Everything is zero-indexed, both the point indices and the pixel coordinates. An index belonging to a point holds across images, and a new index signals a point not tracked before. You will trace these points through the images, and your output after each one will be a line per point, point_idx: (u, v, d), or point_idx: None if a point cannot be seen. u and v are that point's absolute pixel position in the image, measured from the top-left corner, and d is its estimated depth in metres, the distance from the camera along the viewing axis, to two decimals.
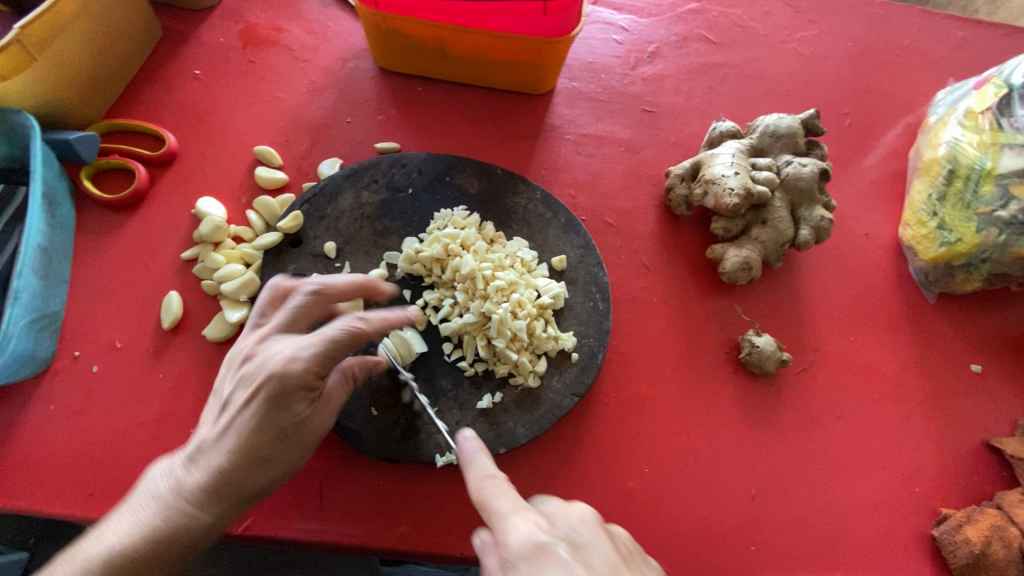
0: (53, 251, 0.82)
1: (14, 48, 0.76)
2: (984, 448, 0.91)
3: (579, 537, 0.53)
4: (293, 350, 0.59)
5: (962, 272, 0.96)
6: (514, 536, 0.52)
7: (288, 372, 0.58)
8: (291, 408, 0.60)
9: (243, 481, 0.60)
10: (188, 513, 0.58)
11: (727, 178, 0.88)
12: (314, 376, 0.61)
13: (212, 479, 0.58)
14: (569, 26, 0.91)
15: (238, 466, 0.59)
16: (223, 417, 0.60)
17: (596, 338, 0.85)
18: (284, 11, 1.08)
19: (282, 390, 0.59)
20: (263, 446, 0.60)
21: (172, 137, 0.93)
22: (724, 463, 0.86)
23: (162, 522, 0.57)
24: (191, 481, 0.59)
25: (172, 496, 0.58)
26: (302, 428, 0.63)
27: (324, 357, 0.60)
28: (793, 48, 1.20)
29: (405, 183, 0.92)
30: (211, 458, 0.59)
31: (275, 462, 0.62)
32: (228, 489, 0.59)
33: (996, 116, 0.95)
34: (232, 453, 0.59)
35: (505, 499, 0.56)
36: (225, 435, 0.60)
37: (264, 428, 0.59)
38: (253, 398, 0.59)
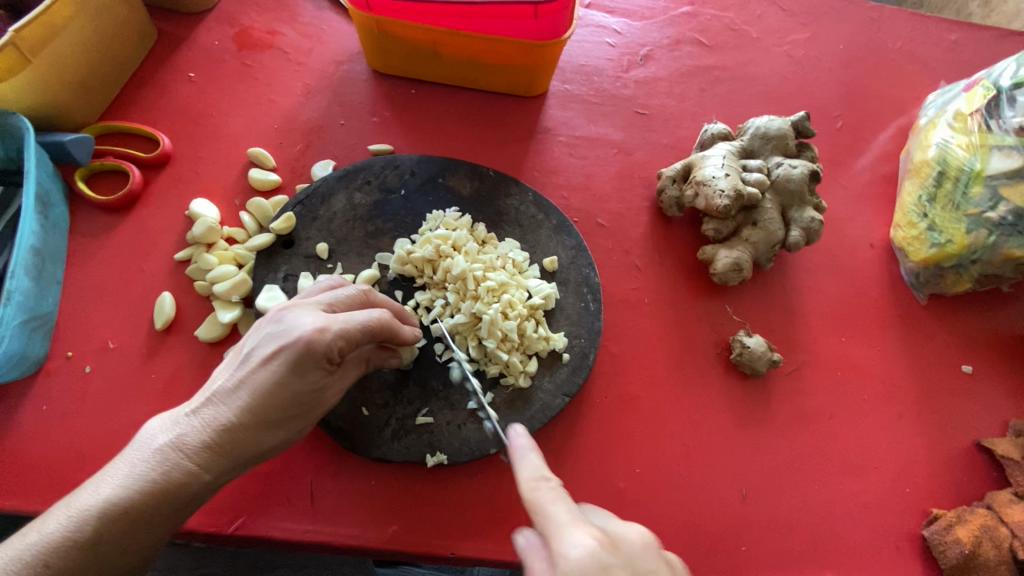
0: (47, 252, 0.82)
1: (10, 51, 0.77)
2: (974, 448, 0.92)
3: (640, 563, 0.52)
4: (323, 322, 0.62)
5: (953, 273, 0.96)
6: (576, 548, 0.51)
7: (320, 341, 0.60)
8: (309, 377, 0.61)
9: (249, 443, 0.60)
10: (189, 466, 0.57)
11: (717, 180, 0.89)
12: (337, 351, 0.63)
13: (222, 435, 0.58)
14: (561, 30, 0.92)
15: (249, 427, 0.60)
16: (237, 375, 0.60)
17: (588, 338, 0.86)
18: (279, 14, 1.09)
19: (306, 358, 0.60)
20: (275, 410, 0.61)
21: (167, 139, 0.94)
22: (715, 463, 0.86)
23: (163, 471, 0.56)
24: (198, 433, 0.58)
25: (178, 445, 0.57)
26: (315, 399, 0.64)
27: (350, 335, 0.63)
28: (785, 50, 1.21)
29: (398, 184, 0.92)
30: (221, 414, 0.59)
31: (282, 430, 0.62)
32: (233, 447, 0.59)
33: (985, 117, 0.94)
34: (245, 413, 0.59)
35: (562, 508, 0.55)
36: (238, 393, 0.60)
37: (280, 392, 0.60)
38: (276, 360, 0.60)
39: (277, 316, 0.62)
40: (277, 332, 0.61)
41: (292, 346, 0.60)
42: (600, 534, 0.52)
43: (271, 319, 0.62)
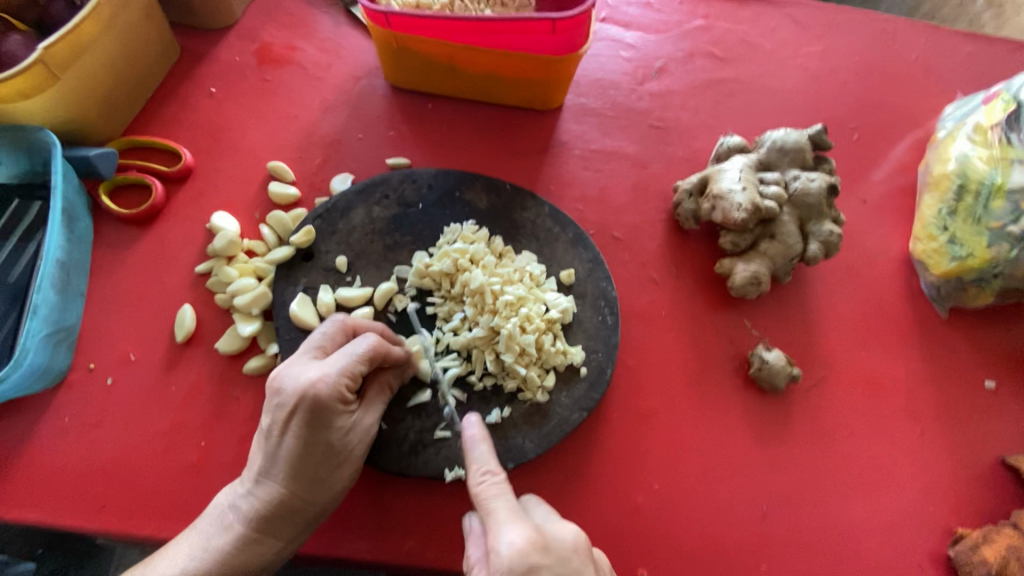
0: (71, 265, 0.83)
1: (38, 68, 0.78)
2: (999, 465, 0.90)
3: (569, 564, 0.57)
4: (319, 373, 0.63)
5: (974, 286, 0.96)
6: (506, 544, 0.57)
7: (317, 393, 0.62)
8: (329, 426, 0.64)
9: (302, 500, 0.65)
10: (258, 537, 0.64)
11: (735, 194, 0.89)
12: (345, 392, 0.65)
13: (275, 502, 0.63)
14: (577, 44, 0.92)
15: (295, 488, 0.64)
16: (266, 444, 0.64)
17: (605, 353, 0.86)
18: (298, 30, 1.10)
19: (317, 411, 0.62)
20: (312, 466, 0.64)
21: (188, 154, 0.95)
22: (734, 478, 0.85)
23: (238, 544, 0.63)
24: (254, 507, 0.64)
25: (241, 522, 0.63)
26: (347, 444, 0.66)
27: (351, 373, 0.65)
28: (800, 63, 1.21)
29: (416, 199, 0.93)
30: (267, 485, 0.64)
31: (328, 478, 0.66)
32: (291, 509, 0.64)
33: (1005, 131, 0.94)
34: (286, 478, 0.63)
35: (503, 506, 0.61)
36: (275, 461, 0.64)
37: (308, 449, 0.63)
38: (291, 423, 0.62)
39: (276, 380, 0.64)
40: (280, 396, 0.63)
41: (297, 406, 0.62)
42: (534, 534, 0.58)
43: (271, 385, 0.64)
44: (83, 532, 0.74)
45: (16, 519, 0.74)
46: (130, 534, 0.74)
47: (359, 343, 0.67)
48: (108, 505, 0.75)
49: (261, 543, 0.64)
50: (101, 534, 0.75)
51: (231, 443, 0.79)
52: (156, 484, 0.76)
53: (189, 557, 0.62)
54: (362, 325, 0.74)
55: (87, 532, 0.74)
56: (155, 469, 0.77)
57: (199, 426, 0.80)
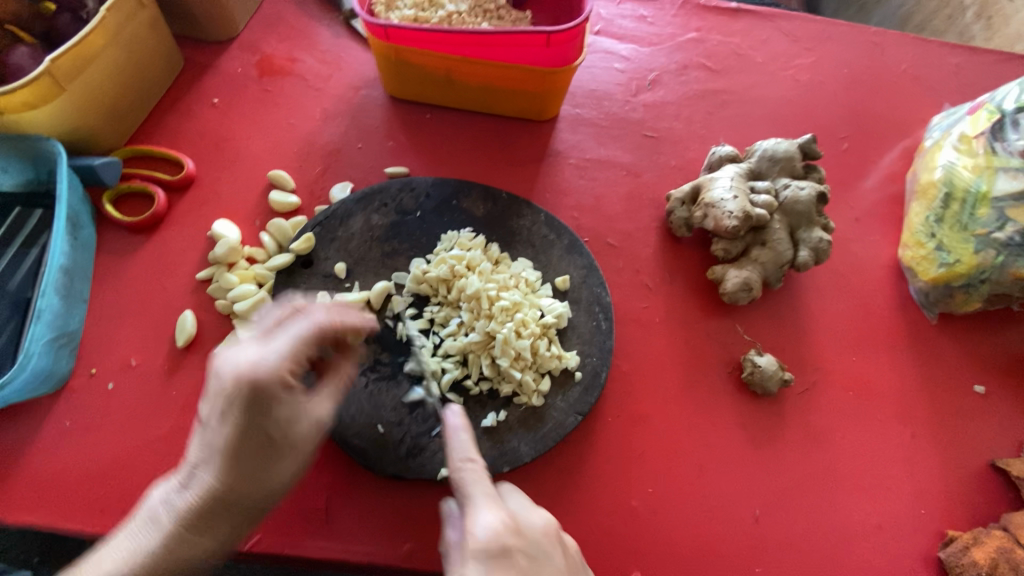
0: (75, 272, 0.85)
1: (44, 80, 0.80)
2: (989, 468, 0.91)
3: (538, 548, 0.59)
4: (255, 358, 0.56)
5: (962, 293, 0.97)
6: (482, 526, 0.58)
7: (251, 381, 0.55)
8: (269, 413, 0.57)
9: (241, 492, 0.59)
10: (191, 533, 0.59)
11: (726, 202, 0.91)
12: (287, 379, 0.57)
13: (210, 495, 0.58)
14: (571, 56, 0.95)
15: (232, 481, 0.58)
16: (204, 434, 0.59)
17: (599, 357, 0.87)
18: (299, 42, 1.13)
19: (251, 399, 0.55)
20: (250, 459, 0.58)
21: (190, 163, 0.97)
22: (728, 482, 0.86)
23: (168, 543, 0.58)
24: (188, 502, 0.59)
25: (174, 518, 0.59)
26: (289, 434, 0.60)
27: (296, 357, 0.58)
28: (790, 74, 1.24)
29: (413, 206, 0.95)
30: (203, 477, 0.59)
31: (269, 471, 0.61)
32: (227, 503, 0.59)
33: (989, 140, 0.96)
34: (220, 470, 0.58)
35: (481, 490, 0.62)
36: (211, 453, 0.58)
37: (245, 439, 0.57)
38: (224, 411, 0.56)
39: (214, 361, 0.58)
40: (215, 381, 0.57)
41: (229, 393, 0.55)
42: (508, 518, 0.60)
43: (208, 368, 0.58)
44: (84, 536, 0.75)
45: (16, 523, 0.75)
46: None
47: (303, 327, 0.60)
48: (108, 509, 0.76)
49: (191, 544, 0.59)
50: (101, 538, 0.75)
51: None
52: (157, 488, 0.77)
53: (118, 560, 0.57)
54: (315, 306, 0.66)
55: (88, 536, 0.75)
56: (156, 473, 0.78)
57: None
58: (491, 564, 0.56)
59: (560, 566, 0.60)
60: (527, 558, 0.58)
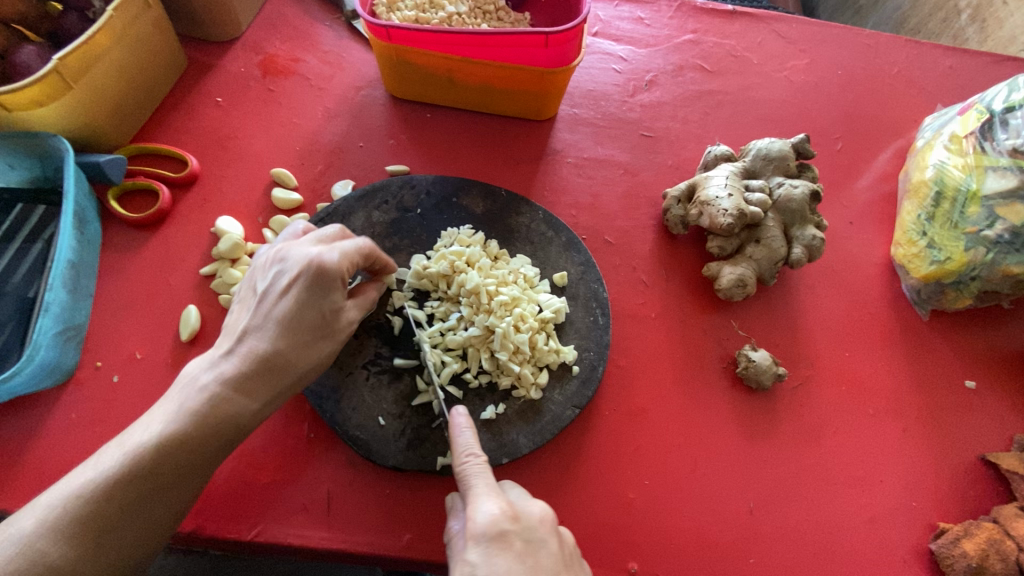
0: (81, 266, 0.86)
1: (52, 77, 0.82)
2: (980, 462, 0.93)
3: (535, 534, 0.61)
4: (325, 249, 0.68)
5: (953, 289, 0.99)
6: (482, 513, 0.60)
7: (324, 261, 0.67)
8: (327, 295, 0.68)
9: (285, 363, 0.66)
10: (236, 395, 0.63)
11: (721, 200, 0.92)
12: (347, 272, 0.69)
13: (259, 359, 0.65)
14: (569, 56, 0.96)
15: (281, 350, 0.66)
16: (261, 306, 0.67)
17: (596, 352, 0.88)
18: (301, 43, 1.14)
19: (320, 277, 0.67)
20: (299, 332, 0.67)
21: (194, 160, 0.99)
22: (723, 475, 0.88)
23: (215, 399, 0.62)
24: (235, 366, 0.64)
25: (221, 378, 0.63)
26: (335, 320, 0.70)
27: (355, 256, 0.70)
28: (785, 76, 1.26)
29: (414, 204, 0.96)
30: (254, 343, 0.66)
31: (310, 350, 0.68)
32: (270, 369, 0.65)
33: (979, 140, 0.98)
34: (274, 337, 0.66)
35: (481, 480, 0.64)
36: (264, 323, 0.66)
37: (303, 313, 0.67)
38: (293, 286, 0.67)
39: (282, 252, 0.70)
40: (285, 266, 0.68)
41: (303, 271, 0.66)
42: (506, 505, 0.61)
43: (277, 255, 0.70)
44: None
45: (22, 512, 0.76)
46: None
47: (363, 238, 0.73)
48: None
49: (236, 400, 0.63)
50: None
51: None
52: None
53: (165, 421, 0.60)
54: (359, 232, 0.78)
55: None
56: None
57: None
58: (490, 549, 0.58)
59: (558, 554, 0.61)
60: (524, 543, 0.59)
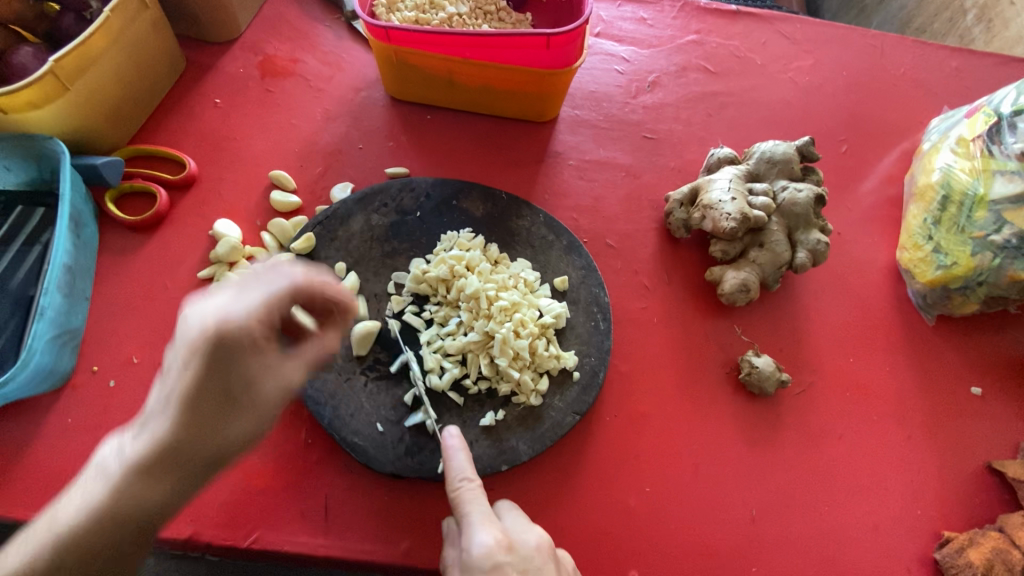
0: (78, 270, 0.86)
1: (48, 79, 0.81)
2: (986, 470, 0.91)
3: (532, 564, 0.61)
4: (229, 305, 0.54)
5: (959, 295, 0.98)
6: (476, 545, 0.61)
7: (225, 321, 0.52)
8: (238, 362, 0.53)
9: (197, 446, 0.54)
10: (141, 484, 0.52)
11: (724, 204, 0.91)
12: (258, 330, 0.54)
13: (163, 445, 0.53)
14: (571, 58, 0.95)
15: (188, 433, 0.53)
16: (164, 377, 0.54)
17: (597, 357, 0.87)
18: (301, 43, 1.13)
19: (223, 341, 0.52)
20: (208, 410, 0.53)
21: (192, 162, 0.98)
22: (725, 482, 0.87)
23: (115, 492, 0.52)
24: (139, 451, 0.53)
25: (123, 466, 0.52)
26: (254, 388, 0.56)
27: (268, 306, 0.55)
28: (789, 77, 1.24)
29: (414, 207, 0.95)
30: (157, 424, 0.53)
31: (226, 426, 0.55)
32: (178, 456, 0.53)
33: (987, 143, 0.97)
34: (178, 418, 0.53)
35: (476, 508, 0.64)
36: (167, 400, 0.53)
37: (209, 386, 0.53)
38: (191, 354, 0.52)
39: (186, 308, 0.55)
40: (183, 328, 0.54)
41: (200, 336, 0.52)
42: (501, 536, 0.62)
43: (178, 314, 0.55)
44: None
45: (16, 518, 0.75)
46: None
47: (280, 280, 0.57)
48: None
49: (141, 490, 0.52)
50: None
51: None
52: None
53: (65, 520, 0.51)
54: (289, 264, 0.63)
55: None
56: None
57: None
58: None
59: None
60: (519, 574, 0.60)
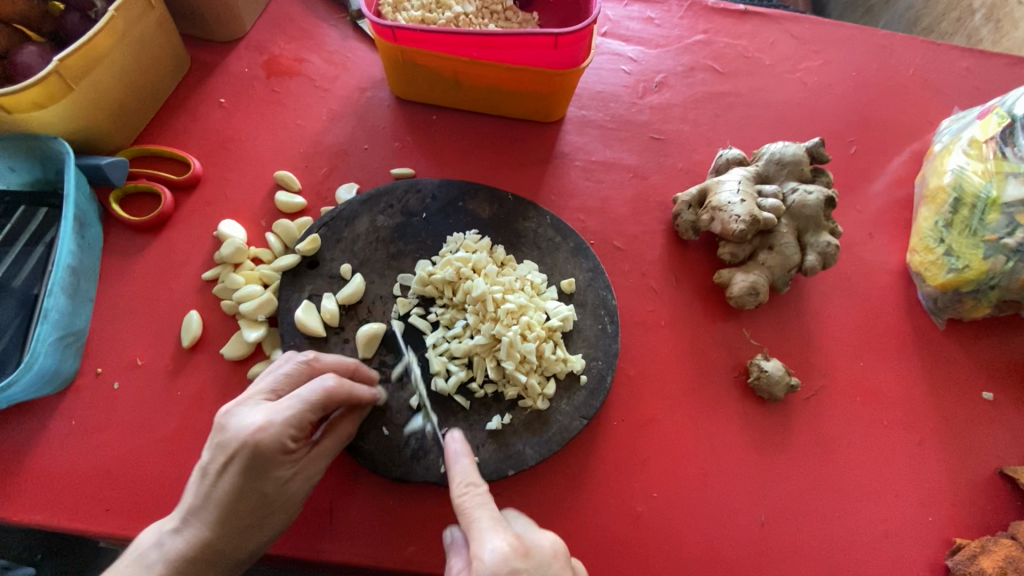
0: (82, 271, 0.85)
1: (52, 79, 0.80)
2: (998, 476, 0.90)
3: (547, 570, 0.58)
4: (266, 418, 0.62)
5: (971, 298, 0.96)
6: (488, 550, 0.58)
7: (260, 439, 0.61)
8: (267, 474, 0.62)
9: (227, 546, 0.63)
10: None
11: (733, 206, 0.90)
12: (290, 441, 0.63)
13: (200, 544, 0.62)
14: (578, 58, 0.94)
15: (221, 534, 0.63)
16: (203, 481, 0.62)
17: (604, 361, 0.87)
18: (306, 42, 1.13)
19: (257, 458, 0.61)
20: (243, 514, 0.63)
21: (197, 163, 0.97)
22: (733, 487, 0.86)
23: None
24: (180, 548, 0.62)
25: (161, 564, 0.61)
26: (285, 490, 0.65)
27: (299, 422, 0.63)
28: (798, 77, 1.23)
29: (419, 208, 0.95)
30: (194, 527, 0.62)
31: (260, 525, 0.65)
32: (210, 553, 0.63)
33: (1000, 145, 0.96)
34: (213, 522, 0.62)
35: (483, 513, 0.63)
36: (204, 505, 0.62)
37: (243, 495, 0.62)
38: (229, 468, 0.61)
39: (225, 416, 0.63)
40: (224, 435, 0.62)
41: (239, 452, 0.61)
42: (513, 540, 0.59)
43: (218, 422, 0.63)
44: (87, 535, 0.75)
45: (20, 521, 0.75)
46: (135, 538, 0.75)
47: (314, 388, 0.65)
48: (112, 509, 0.76)
49: None
50: (104, 537, 0.75)
51: None
52: (162, 487, 0.77)
53: None
54: (331, 364, 0.71)
55: (91, 535, 0.75)
56: (159, 472, 0.78)
57: (204, 430, 0.81)
58: None
59: None
60: None
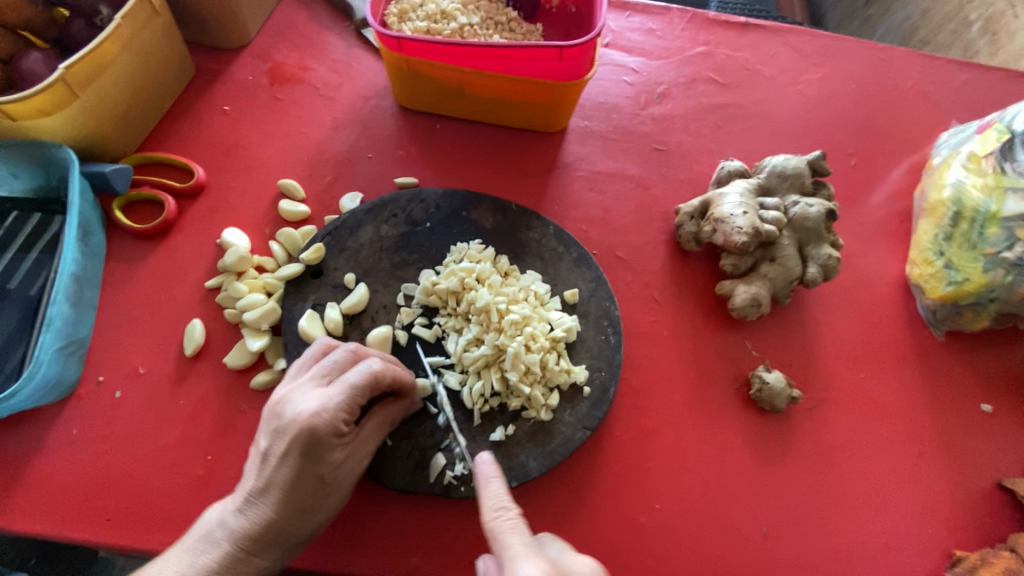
0: (85, 279, 0.85)
1: (59, 88, 0.81)
2: (997, 488, 0.91)
3: None
4: (319, 404, 0.63)
5: (970, 310, 0.97)
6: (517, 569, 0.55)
7: (316, 424, 0.62)
8: (324, 457, 0.63)
9: (287, 526, 0.64)
10: (243, 558, 0.63)
11: (735, 218, 0.91)
12: (341, 425, 0.64)
13: (264, 524, 0.63)
14: (583, 70, 0.95)
15: (285, 515, 0.64)
16: (263, 463, 0.63)
17: (608, 372, 0.87)
18: (310, 50, 1.13)
19: (314, 441, 0.62)
20: (303, 495, 0.64)
21: (201, 170, 0.97)
22: (735, 498, 0.86)
23: (223, 564, 0.61)
24: (244, 526, 0.63)
25: (231, 541, 0.63)
26: (340, 473, 0.66)
27: (349, 407, 0.64)
28: (798, 89, 1.24)
29: (423, 217, 0.95)
30: (257, 507, 0.63)
31: (319, 506, 0.66)
32: (275, 533, 0.64)
33: (999, 160, 0.97)
34: (275, 503, 0.63)
35: (516, 537, 0.60)
36: (266, 485, 0.63)
37: (301, 478, 0.63)
38: (288, 451, 0.62)
39: (280, 404, 0.64)
40: (281, 421, 0.63)
41: (296, 436, 0.61)
42: (544, 560, 0.56)
43: (275, 408, 0.64)
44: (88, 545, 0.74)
45: (20, 531, 0.74)
46: (135, 548, 0.74)
47: (362, 375, 0.66)
48: (113, 519, 0.75)
49: (248, 560, 0.63)
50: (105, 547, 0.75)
51: (238, 457, 0.80)
52: (163, 496, 0.77)
53: None
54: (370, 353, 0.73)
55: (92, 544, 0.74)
56: (161, 482, 0.78)
57: (207, 439, 0.81)
58: None
59: None
60: None
